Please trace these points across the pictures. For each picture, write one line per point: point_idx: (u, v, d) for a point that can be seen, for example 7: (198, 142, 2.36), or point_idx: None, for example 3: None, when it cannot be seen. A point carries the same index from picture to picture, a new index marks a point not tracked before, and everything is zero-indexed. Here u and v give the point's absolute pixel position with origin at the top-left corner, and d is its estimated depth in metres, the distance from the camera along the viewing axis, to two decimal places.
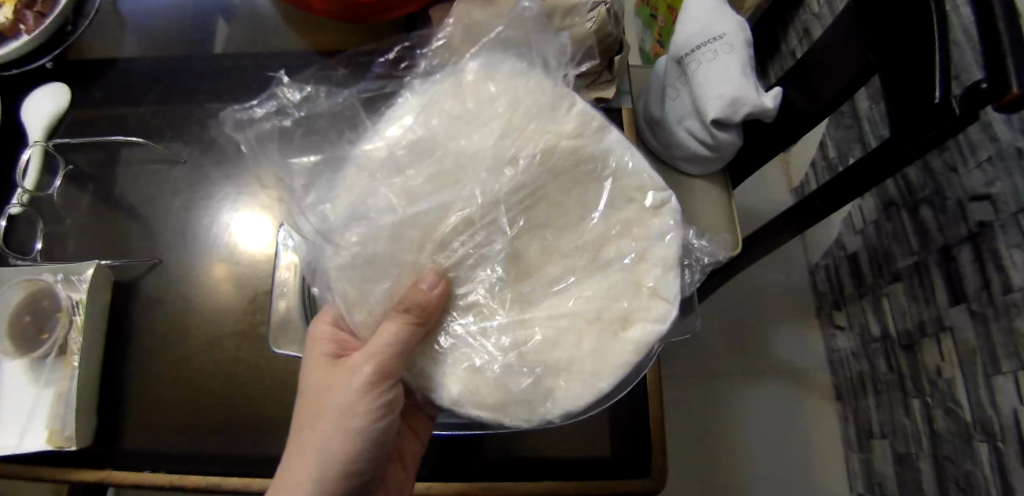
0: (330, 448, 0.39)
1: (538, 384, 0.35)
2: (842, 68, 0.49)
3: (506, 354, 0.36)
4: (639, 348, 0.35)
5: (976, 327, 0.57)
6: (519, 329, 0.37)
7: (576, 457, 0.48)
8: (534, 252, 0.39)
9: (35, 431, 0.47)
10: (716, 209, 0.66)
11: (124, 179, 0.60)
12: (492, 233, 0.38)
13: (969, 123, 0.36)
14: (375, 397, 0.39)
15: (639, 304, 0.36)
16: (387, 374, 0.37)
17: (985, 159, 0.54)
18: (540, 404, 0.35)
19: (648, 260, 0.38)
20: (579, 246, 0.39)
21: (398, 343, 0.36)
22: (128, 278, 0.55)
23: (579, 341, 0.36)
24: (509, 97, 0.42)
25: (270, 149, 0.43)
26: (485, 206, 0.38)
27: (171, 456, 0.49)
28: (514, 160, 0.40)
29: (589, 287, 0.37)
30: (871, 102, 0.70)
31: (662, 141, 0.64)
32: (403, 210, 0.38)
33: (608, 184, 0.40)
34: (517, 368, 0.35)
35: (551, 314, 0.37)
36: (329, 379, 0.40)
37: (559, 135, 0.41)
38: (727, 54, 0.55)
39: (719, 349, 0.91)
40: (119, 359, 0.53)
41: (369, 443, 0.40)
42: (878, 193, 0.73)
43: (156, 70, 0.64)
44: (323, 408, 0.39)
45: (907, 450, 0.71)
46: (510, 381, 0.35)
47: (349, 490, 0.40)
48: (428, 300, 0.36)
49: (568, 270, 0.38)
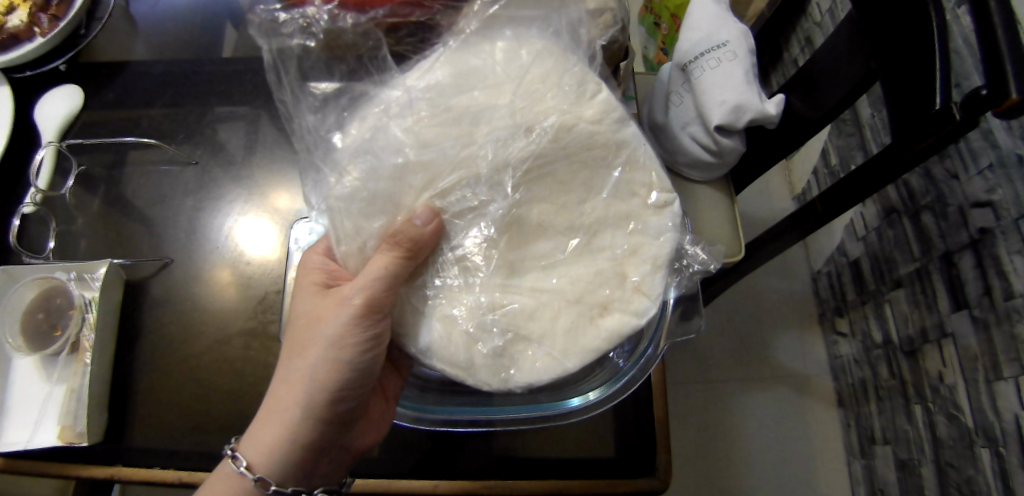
0: (317, 374, 0.40)
1: (505, 349, 0.37)
2: (846, 74, 0.50)
3: (483, 311, 0.37)
4: (611, 337, 0.37)
5: (977, 333, 0.58)
6: (499, 293, 0.38)
7: (578, 458, 0.48)
8: (538, 254, 0.39)
9: (46, 425, 0.48)
10: (718, 213, 0.67)
11: (135, 179, 0.61)
12: (499, 202, 0.39)
13: (968, 130, 0.36)
14: (362, 331, 0.39)
15: (620, 295, 0.38)
16: (374, 308, 0.38)
17: (985, 167, 0.54)
18: (504, 369, 0.37)
19: (639, 256, 0.39)
20: (575, 225, 0.40)
21: (386, 273, 0.37)
22: (138, 277, 0.56)
23: (555, 318, 0.37)
24: (524, 75, 0.41)
25: (289, 71, 0.42)
26: (495, 207, 0.39)
27: (180, 454, 0.49)
28: (531, 128, 0.39)
29: (578, 266, 0.39)
30: (873, 110, 0.71)
31: (665, 147, 0.65)
32: (413, 152, 0.39)
33: (617, 174, 0.41)
34: (490, 327, 0.37)
35: (534, 286, 0.38)
36: (320, 308, 0.41)
37: (580, 117, 0.40)
38: (730, 61, 0.56)
39: (721, 352, 0.92)
40: (127, 357, 0.53)
41: (355, 374, 0.41)
42: (880, 200, 0.74)
43: (169, 74, 0.65)
44: (312, 335, 0.40)
45: (910, 456, 0.71)
46: (479, 342, 0.37)
47: (336, 416, 0.41)
48: (421, 235, 0.37)
49: (559, 247, 0.39)
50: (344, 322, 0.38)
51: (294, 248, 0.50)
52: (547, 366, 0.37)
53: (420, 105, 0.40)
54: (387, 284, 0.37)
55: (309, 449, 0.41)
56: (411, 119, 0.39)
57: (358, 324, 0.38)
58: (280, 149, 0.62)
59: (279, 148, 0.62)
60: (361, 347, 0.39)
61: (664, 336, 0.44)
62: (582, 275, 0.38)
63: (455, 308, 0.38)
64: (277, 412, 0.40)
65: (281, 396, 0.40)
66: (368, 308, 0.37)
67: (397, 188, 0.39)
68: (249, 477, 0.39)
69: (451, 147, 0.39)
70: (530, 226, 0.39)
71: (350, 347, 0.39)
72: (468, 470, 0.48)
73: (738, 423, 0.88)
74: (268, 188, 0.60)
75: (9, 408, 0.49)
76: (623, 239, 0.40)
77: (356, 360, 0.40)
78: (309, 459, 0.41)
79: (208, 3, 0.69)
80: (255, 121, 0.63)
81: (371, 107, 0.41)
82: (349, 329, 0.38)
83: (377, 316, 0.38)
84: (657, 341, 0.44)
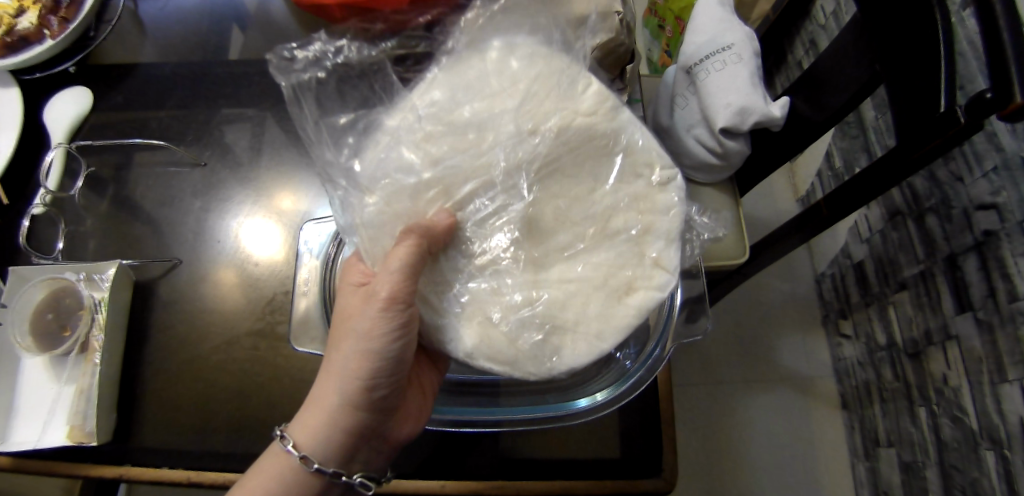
0: (348, 369, 0.38)
1: (547, 340, 0.37)
2: (850, 77, 0.50)
3: (518, 310, 0.37)
4: (641, 311, 0.37)
5: (982, 335, 0.58)
6: (531, 288, 0.38)
7: (584, 458, 0.49)
8: (560, 246, 0.39)
9: (56, 425, 0.48)
10: (724, 215, 0.67)
11: (144, 181, 0.62)
12: (517, 205, 0.39)
13: (973, 133, 0.36)
14: (387, 322, 0.37)
15: (642, 273, 0.38)
16: (397, 297, 0.36)
17: (990, 169, 0.55)
18: (547, 359, 0.37)
19: (652, 233, 0.39)
20: (590, 215, 0.40)
21: (410, 259, 0.36)
22: (147, 278, 0.57)
23: (586, 304, 0.38)
24: (529, 94, 0.41)
25: (309, 101, 0.44)
26: (514, 209, 0.39)
27: (189, 453, 0.50)
28: (534, 132, 0.40)
29: (598, 252, 0.39)
30: (878, 113, 0.71)
31: (670, 149, 0.65)
32: (425, 171, 0.39)
33: (618, 159, 0.41)
34: (528, 323, 0.37)
35: (561, 277, 0.38)
36: (349, 305, 0.40)
37: (574, 111, 0.41)
38: (735, 64, 0.56)
39: (725, 354, 0.92)
40: (136, 357, 0.54)
41: (386, 367, 0.39)
42: (884, 203, 0.74)
43: (176, 76, 0.66)
44: (342, 332, 0.39)
45: (914, 458, 0.71)
46: (521, 338, 0.37)
47: (372, 410, 0.40)
48: (434, 225, 0.37)
49: (577, 238, 0.39)
50: (371, 315, 0.37)
51: (304, 251, 0.50)
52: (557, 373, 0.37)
53: (427, 122, 0.41)
54: (410, 270, 0.36)
55: (349, 446, 0.39)
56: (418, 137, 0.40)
57: (385, 316, 0.37)
58: (287, 151, 0.62)
59: (286, 150, 0.62)
60: (391, 340, 0.38)
61: (671, 337, 0.44)
62: (604, 261, 0.39)
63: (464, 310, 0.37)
64: (315, 409, 0.39)
65: (318, 393, 0.39)
66: (393, 297, 0.36)
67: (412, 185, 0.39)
68: (294, 455, 0.38)
69: (464, 160, 0.39)
70: (537, 230, 0.40)
71: (379, 341, 0.38)
72: (478, 471, 0.48)
73: (742, 425, 0.88)
74: (274, 190, 0.61)
75: (19, 408, 0.49)
76: (635, 221, 0.40)
77: (387, 355, 0.38)
78: (348, 456, 0.40)
79: (216, 5, 0.70)
80: (261, 123, 0.63)
81: (379, 137, 0.41)
82: (375, 322, 0.37)
83: (405, 304, 0.37)
84: (664, 341, 0.44)
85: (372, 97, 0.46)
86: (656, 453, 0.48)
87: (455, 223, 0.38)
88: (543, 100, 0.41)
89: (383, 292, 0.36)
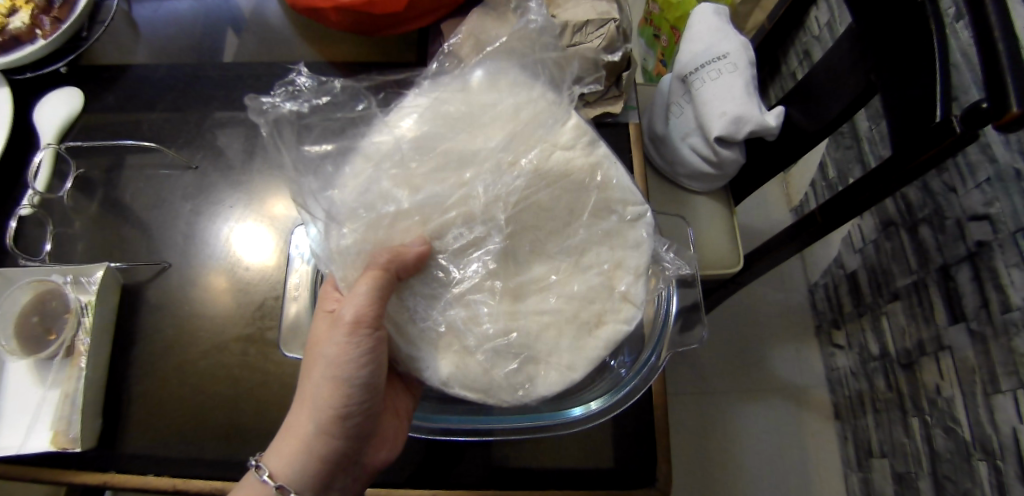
0: (319, 396, 0.38)
1: (521, 369, 0.37)
2: (843, 88, 0.51)
3: (493, 340, 0.37)
4: (610, 345, 0.38)
5: (975, 346, 0.58)
6: (506, 319, 0.38)
7: (574, 469, 0.48)
8: (534, 278, 0.39)
9: (39, 430, 0.47)
10: (716, 225, 0.67)
11: (135, 183, 0.61)
12: (496, 237, 0.39)
13: (968, 143, 0.36)
14: (355, 347, 0.37)
15: (611, 306, 0.39)
16: (363, 322, 0.36)
17: (983, 180, 0.55)
18: (520, 389, 0.37)
19: (623, 268, 0.40)
20: (565, 249, 0.40)
21: (377, 285, 0.36)
22: (136, 281, 0.56)
23: (558, 338, 0.38)
24: (512, 125, 0.42)
25: (286, 136, 0.42)
26: (495, 243, 0.39)
27: (174, 461, 0.48)
28: (516, 160, 0.41)
29: (573, 284, 0.39)
30: (872, 123, 0.71)
31: (665, 157, 0.66)
32: (406, 199, 0.39)
33: (595, 192, 0.41)
34: (504, 353, 0.37)
35: (536, 309, 0.39)
36: (320, 331, 0.39)
37: (554, 144, 0.42)
38: (730, 73, 0.56)
39: (717, 365, 0.92)
40: (123, 363, 0.53)
41: (358, 392, 0.38)
42: (877, 213, 0.74)
43: (168, 77, 0.65)
44: (314, 359, 0.39)
45: (907, 469, 0.71)
46: (498, 366, 0.37)
47: (345, 435, 0.39)
48: (403, 252, 0.37)
49: (552, 270, 0.40)
50: (339, 340, 0.37)
51: (295, 255, 0.49)
52: (558, 378, 0.37)
53: (406, 153, 0.41)
54: (378, 296, 0.36)
55: (325, 477, 0.39)
56: (388, 162, 0.40)
57: (354, 341, 0.36)
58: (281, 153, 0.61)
59: None
60: (361, 366, 0.37)
61: (666, 345, 0.44)
62: (577, 293, 0.39)
63: (462, 333, 0.38)
64: (289, 440, 0.38)
65: (292, 423, 0.39)
66: (360, 321, 0.36)
67: (400, 207, 0.39)
68: (271, 484, 0.37)
69: (444, 189, 0.39)
70: (525, 244, 0.40)
71: (350, 367, 0.37)
72: (466, 482, 0.47)
73: (736, 435, 0.88)
74: (265, 193, 0.60)
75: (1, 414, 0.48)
76: (607, 256, 0.40)
77: (358, 380, 0.38)
78: (325, 485, 0.39)
79: (211, 8, 0.70)
80: (254, 127, 0.62)
81: (355, 162, 0.41)
82: (343, 348, 0.37)
83: (372, 329, 0.37)
84: (660, 349, 0.44)
85: (353, 126, 0.44)
86: (649, 463, 0.48)
87: (425, 249, 0.37)
88: (529, 130, 0.42)
89: (349, 317, 0.36)
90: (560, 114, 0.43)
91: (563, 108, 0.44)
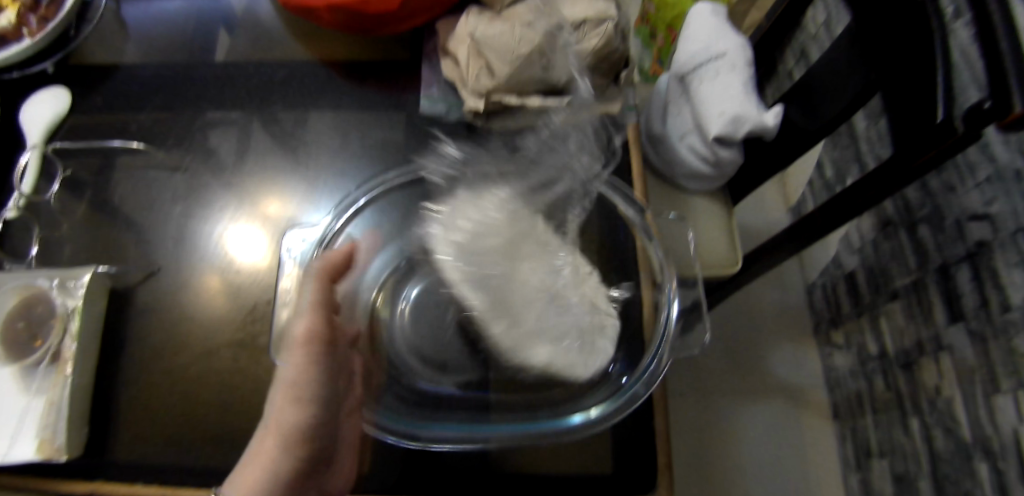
0: (281, 423, 0.36)
1: (549, 345, 0.40)
2: (843, 87, 0.50)
3: (517, 318, 0.40)
4: (609, 340, 0.42)
5: (975, 346, 0.58)
6: (525, 303, 0.41)
7: (572, 477, 0.47)
8: (550, 270, 0.42)
9: (23, 440, 0.45)
10: (714, 225, 0.67)
11: (124, 184, 0.60)
12: (515, 226, 0.43)
13: (972, 141, 0.37)
14: (315, 358, 0.37)
15: (602, 308, 0.42)
16: (317, 333, 0.37)
17: (982, 180, 0.55)
18: (547, 367, 0.39)
19: (601, 276, 0.43)
20: (564, 250, 0.44)
21: (321, 293, 0.38)
22: (124, 286, 0.55)
23: (575, 323, 0.41)
24: (521, 145, 0.51)
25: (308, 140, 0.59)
26: (513, 231, 0.43)
27: (163, 473, 0.47)
28: (521, 175, 0.46)
29: (574, 284, 0.42)
30: (870, 122, 0.71)
31: (662, 157, 0.64)
32: (427, 209, 0.45)
33: (584, 212, 0.47)
34: (527, 333, 0.40)
35: (552, 296, 0.41)
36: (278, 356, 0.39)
37: (561, 164, 0.48)
38: (728, 72, 0.56)
39: (716, 365, 0.91)
40: (111, 369, 0.52)
41: (323, 409, 0.37)
42: (876, 212, 0.74)
43: (158, 77, 0.64)
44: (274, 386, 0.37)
45: (907, 468, 0.71)
46: (526, 344, 0.39)
47: (309, 459, 0.37)
48: (330, 258, 0.39)
49: (563, 266, 0.43)
50: (298, 357, 0.36)
51: (287, 258, 0.48)
52: (579, 359, 0.40)
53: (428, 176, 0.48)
54: (323, 306, 0.38)
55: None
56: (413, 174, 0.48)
57: (314, 356, 0.37)
58: (275, 152, 0.59)
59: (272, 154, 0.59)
60: (323, 381, 0.37)
61: (668, 352, 0.42)
62: (582, 289, 0.43)
63: None
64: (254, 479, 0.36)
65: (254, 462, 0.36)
66: (313, 335, 0.37)
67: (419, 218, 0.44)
68: None
69: (456, 199, 0.44)
70: None
71: (314, 385, 0.36)
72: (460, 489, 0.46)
73: (734, 435, 0.87)
74: (258, 194, 0.58)
75: None
76: (590, 263, 0.44)
77: (324, 398, 0.37)
78: None
79: (201, 6, 0.68)
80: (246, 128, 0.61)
81: (383, 188, 0.48)
82: (305, 361, 0.36)
83: (325, 340, 0.37)
84: (661, 356, 0.42)
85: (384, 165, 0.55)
86: (647, 469, 0.47)
87: (348, 252, 0.41)
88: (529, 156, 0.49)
89: (301, 331, 0.37)
90: (562, 140, 0.50)
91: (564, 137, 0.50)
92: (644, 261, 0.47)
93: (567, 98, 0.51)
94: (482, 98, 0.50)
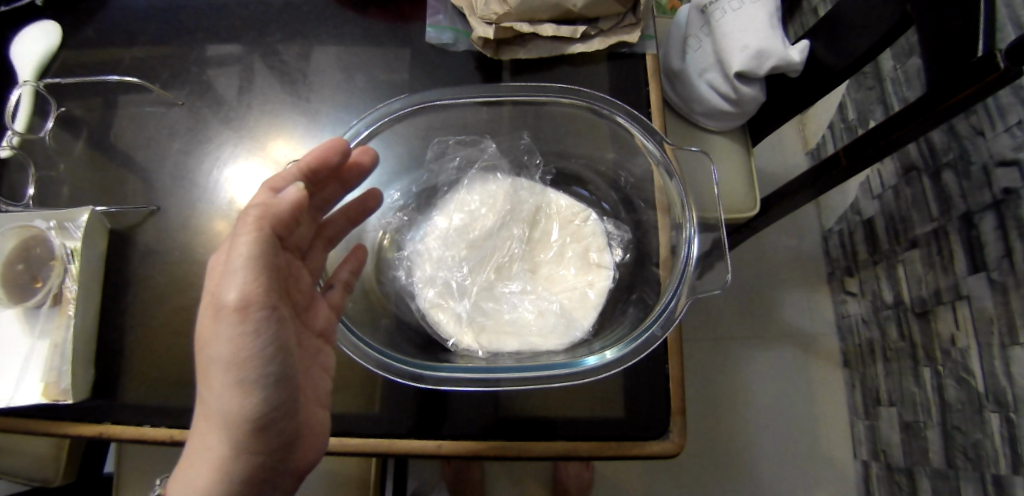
0: (224, 404, 0.32)
1: (558, 326, 0.44)
2: (877, 20, 0.47)
3: (530, 309, 0.45)
4: (607, 306, 0.46)
5: (995, 296, 0.56)
6: (535, 298, 0.46)
7: (586, 419, 0.46)
8: (554, 267, 0.48)
9: (29, 380, 0.45)
10: (733, 167, 0.64)
11: (121, 122, 0.58)
12: (518, 231, 0.49)
13: (1016, 78, 0.33)
14: (253, 331, 0.31)
15: (597, 277, 0.47)
16: (251, 301, 0.31)
17: (1014, 123, 0.52)
18: (555, 341, 0.43)
19: (598, 249, 0.48)
20: (562, 235, 0.49)
21: (260, 252, 0.31)
22: (124, 227, 0.53)
23: (585, 305, 0.45)
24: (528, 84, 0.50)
25: (324, 76, 0.56)
26: (519, 244, 0.49)
27: (172, 411, 0.47)
28: (527, 170, 0.52)
29: (573, 269, 0.48)
30: (898, 62, 0.67)
31: (681, 94, 0.62)
32: (444, 211, 0.49)
33: (585, 192, 0.52)
34: (539, 316, 0.45)
35: (558, 285, 0.47)
36: (203, 328, 0.32)
37: (567, 137, 0.50)
38: (752, 4, 0.53)
39: (727, 317, 0.90)
40: (115, 309, 0.51)
41: (270, 385, 0.33)
42: (899, 157, 0.71)
43: (150, 9, 0.60)
44: (205, 366, 0.32)
45: (915, 419, 0.70)
46: (538, 327, 0.44)
47: (263, 439, 0.33)
48: (273, 203, 0.32)
49: (558, 254, 0.49)
50: (229, 333, 0.30)
51: None
52: (581, 331, 0.44)
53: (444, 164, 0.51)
54: (263, 267, 0.31)
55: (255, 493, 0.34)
56: (418, 106, 0.46)
57: (249, 330, 0.31)
58: (276, 89, 0.57)
59: (273, 89, 0.57)
60: (267, 359, 0.32)
61: (686, 292, 0.41)
62: (578, 270, 0.48)
63: None
64: (201, 469, 0.32)
65: (198, 450, 0.33)
66: (249, 304, 0.31)
67: (435, 218, 0.49)
68: None
69: (471, 193, 0.50)
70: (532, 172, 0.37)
71: (256, 362, 0.32)
72: (472, 429, 0.46)
73: (744, 386, 0.87)
74: (261, 132, 0.56)
75: None
76: (591, 240, 0.48)
77: (271, 376, 0.32)
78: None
79: None
80: (246, 62, 0.58)
81: (408, 166, 0.51)
82: (239, 338, 0.31)
83: (266, 308, 0.32)
84: (680, 295, 0.41)
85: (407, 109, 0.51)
86: (662, 406, 0.47)
87: (301, 195, 0.33)
88: (542, 133, 0.51)
89: (232, 300, 0.30)
90: (574, 115, 0.48)
91: (577, 103, 0.47)
92: (665, 202, 0.46)
93: (581, 27, 0.50)
94: (494, 26, 0.49)
